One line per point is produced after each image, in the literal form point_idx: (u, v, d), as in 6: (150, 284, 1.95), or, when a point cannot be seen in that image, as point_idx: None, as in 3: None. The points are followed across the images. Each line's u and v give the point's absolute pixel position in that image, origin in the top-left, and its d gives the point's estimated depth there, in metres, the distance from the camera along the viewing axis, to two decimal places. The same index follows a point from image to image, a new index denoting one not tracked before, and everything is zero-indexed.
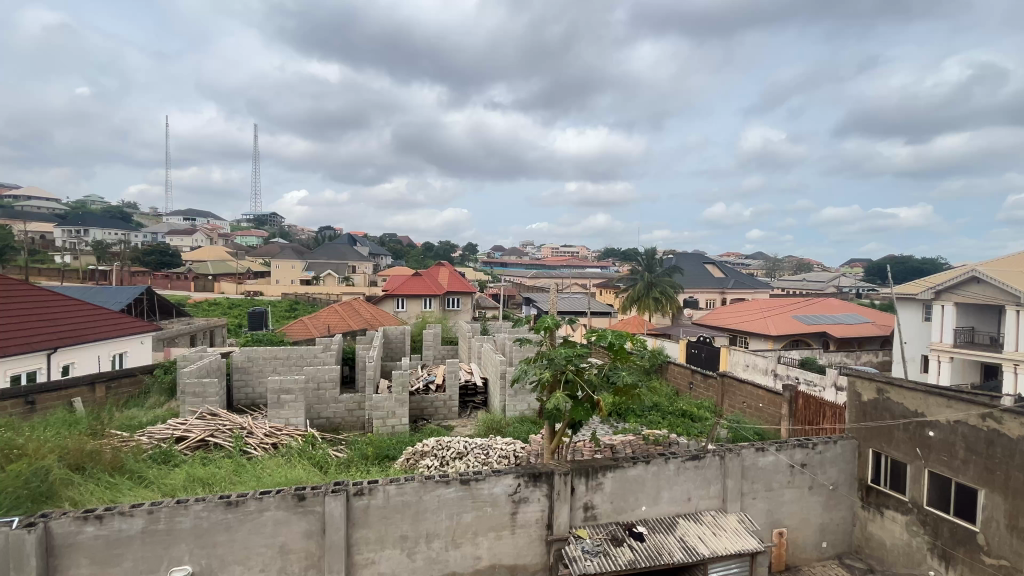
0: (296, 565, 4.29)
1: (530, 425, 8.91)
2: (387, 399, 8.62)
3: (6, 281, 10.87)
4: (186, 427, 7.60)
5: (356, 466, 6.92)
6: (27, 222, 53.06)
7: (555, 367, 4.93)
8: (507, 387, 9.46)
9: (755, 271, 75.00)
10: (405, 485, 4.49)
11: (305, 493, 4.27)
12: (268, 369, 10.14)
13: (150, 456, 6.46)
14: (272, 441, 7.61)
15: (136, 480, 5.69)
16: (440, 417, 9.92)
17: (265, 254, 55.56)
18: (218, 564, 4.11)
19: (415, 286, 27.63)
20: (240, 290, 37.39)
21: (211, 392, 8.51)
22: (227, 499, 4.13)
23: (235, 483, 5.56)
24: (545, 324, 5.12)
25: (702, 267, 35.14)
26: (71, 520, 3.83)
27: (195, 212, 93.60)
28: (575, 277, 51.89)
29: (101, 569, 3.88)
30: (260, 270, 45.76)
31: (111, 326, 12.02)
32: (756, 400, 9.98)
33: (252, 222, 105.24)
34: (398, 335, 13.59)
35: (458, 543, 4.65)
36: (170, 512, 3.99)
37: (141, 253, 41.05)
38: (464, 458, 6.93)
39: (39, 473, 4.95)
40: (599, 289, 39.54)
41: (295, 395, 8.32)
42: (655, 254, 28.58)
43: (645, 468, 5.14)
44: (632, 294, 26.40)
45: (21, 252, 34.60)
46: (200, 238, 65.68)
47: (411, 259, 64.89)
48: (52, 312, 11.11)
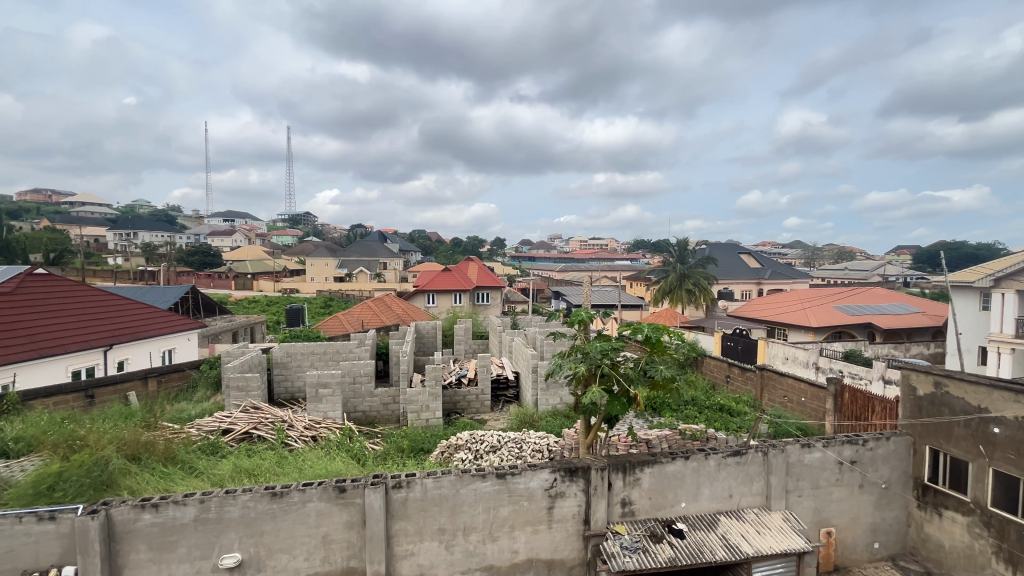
0: (338, 554, 4.40)
1: (563, 420, 8.88)
2: (421, 393, 8.74)
3: (67, 283, 11.58)
4: (232, 420, 7.89)
5: (392, 459, 7.06)
6: (84, 227, 56.73)
7: (590, 362, 4.85)
8: (539, 379, 9.43)
9: (794, 262, 72.32)
10: (442, 478, 4.53)
11: (346, 485, 4.37)
12: (306, 364, 10.44)
13: (199, 447, 6.76)
14: (312, 433, 7.82)
15: (187, 470, 5.97)
16: (473, 411, 9.99)
17: (300, 253, 57.39)
18: (266, 552, 4.26)
19: (445, 282, 28.01)
20: (277, 288, 38.70)
21: (253, 386, 8.83)
22: (272, 490, 4.26)
23: (279, 474, 5.74)
24: (579, 317, 5.03)
25: (737, 258, 34.11)
26: (130, 508, 4.02)
27: (233, 214, 97.58)
28: (605, 271, 51.30)
29: (158, 554, 4.07)
30: (295, 268, 47.29)
31: (161, 323, 12.65)
32: (799, 393, 9.62)
33: (288, 221, 109.07)
34: (430, 330, 13.74)
35: (495, 536, 4.67)
36: (219, 502, 4.14)
37: (185, 253, 43.11)
38: (498, 452, 6.99)
39: (101, 462, 5.26)
40: (629, 282, 38.96)
41: (331, 389, 8.52)
42: (687, 245, 27.94)
43: (684, 463, 5.02)
44: (664, 286, 25.88)
45: (79, 256, 37.03)
46: (240, 239, 68.63)
47: (441, 254, 65.74)
48: (108, 312, 11.79)
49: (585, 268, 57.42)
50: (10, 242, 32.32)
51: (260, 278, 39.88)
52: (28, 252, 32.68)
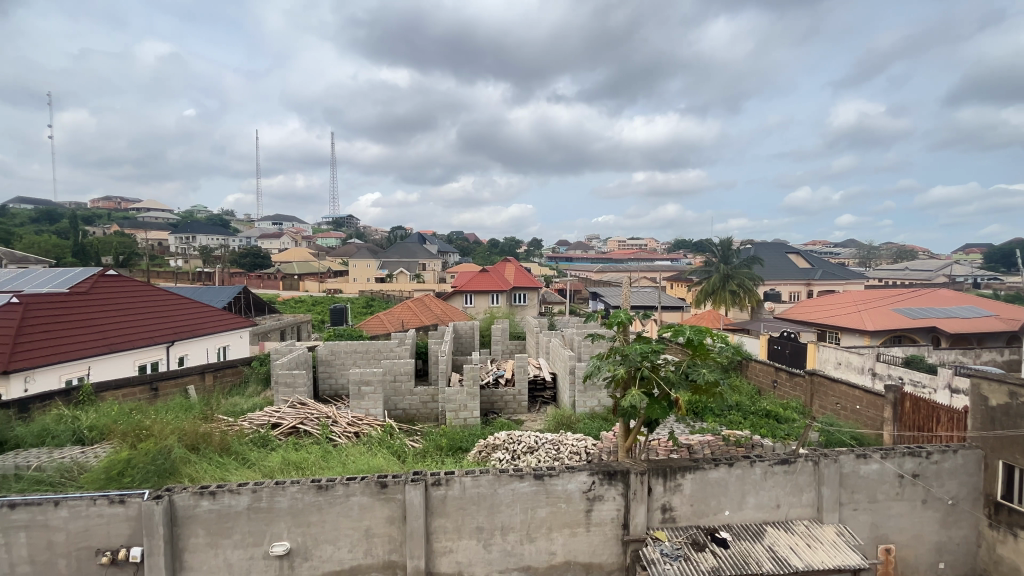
0: (380, 548, 4.52)
1: (601, 422, 8.76)
2: (460, 393, 8.85)
3: (135, 283, 12.47)
4: (280, 415, 8.25)
5: (431, 456, 7.20)
6: (149, 231, 60.94)
7: (630, 364, 4.76)
8: (577, 381, 9.36)
9: (848, 262, 68.50)
10: (480, 477, 4.57)
11: (387, 481, 4.48)
12: (349, 362, 10.78)
13: (251, 440, 7.12)
14: (354, 430, 8.08)
15: (240, 460, 6.30)
16: (510, 411, 10.03)
17: (344, 254, 59.41)
18: (312, 543, 4.43)
19: (482, 282, 28.30)
20: (322, 288, 40.22)
21: (300, 383, 9.22)
22: (318, 483, 4.43)
23: (323, 468, 5.97)
24: (618, 318, 4.95)
25: (786, 258, 32.65)
26: (190, 495, 4.28)
27: (282, 217, 102.26)
28: (644, 271, 50.29)
29: (215, 539, 4.31)
30: (339, 269, 49.03)
31: (216, 322, 13.38)
32: (853, 401, 9.10)
33: (332, 223, 113.18)
34: (468, 330, 13.90)
35: (532, 537, 4.67)
36: (270, 492, 4.35)
37: (238, 256, 45.53)
38: (535, 453, 7.01)
39: (164, 451, 5.63)
40: (669, 282, 38.04)
41: (373, 387, 8.78)
42: (731, 244, 27.02)
43: (727, 470, 4.86)
44: (706, 287, 25.07)
45: (144, 258, 39.82)
46: (287, 242, 71.79)
47: (479, 255, 66.43)
48: (170, 310, 12.58)
49: (623, 269, 56.43)
50: (84, 246, 35.10)
51: (307, 279, 41.57)
52: (100, 255, 35.44)
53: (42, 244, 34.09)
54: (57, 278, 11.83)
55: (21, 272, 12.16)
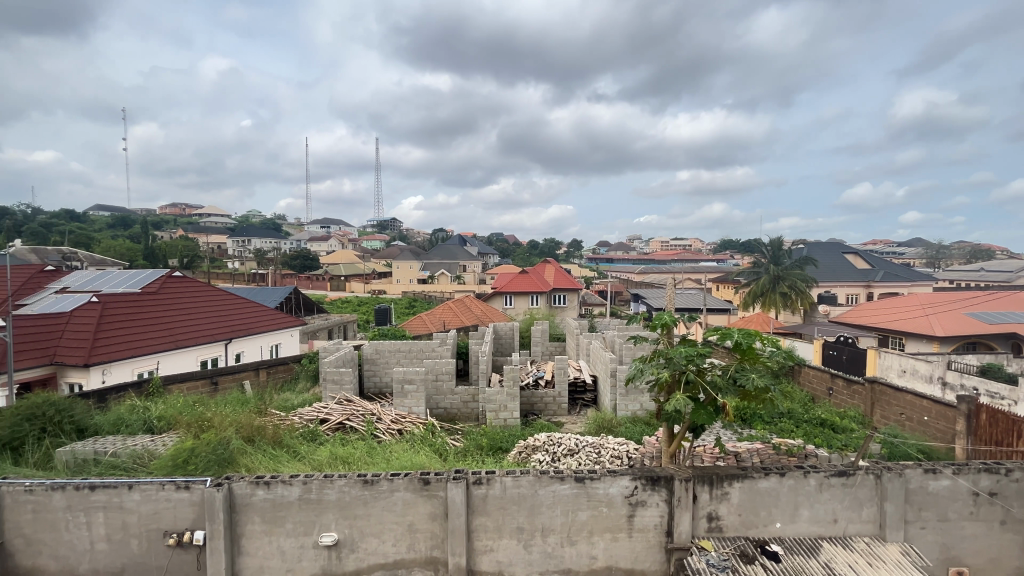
0: (423, 543, 4.61)
1: (643, 426, 8.56)
2: (500, 393, 8.91)
3: (198, 284, 13.32)
4: (329, 411, 8.59)
5: (472, 455, 7.28)
6: (210, 235, 65.00)
7: (674, 367, 4.61)
8: (618, 384, 9.22)
9: (914, 262, 63.95)
10: (521, 478, 4.58)
11: (430, 478, 4.57)
12: (392, 361, 11.06)
13: (302, 434, 7.44)
14: (398, 427, 8.30)
15: (291, 453, 6.61)
16: (550, 413, 9.99)
17: (387, 256, 61.18)
18: (358, 535, 4.58)
19: (522, 284, 28.39)
20: (367, 289, 41.56)
21: (347, 380, 9.59)
22: (364, 478, 4.57)
23: (368, 463, 6.16)
24: (662, 320, 4.82)
25: (843, 258, 30.87)
26: (247, 484, 4.52)
27: (330, 221, 106.54)
28: (688, 273, 48.90)
29: (270, 527, 4.54)
30: (383, 270, 50.52)
31: (269, 321, 14.07)
32: (920, 411, 8.48)
33: (377, 226, 116.78)
34: (508, 331, 13.95)
35: (573, 540, 4.63)
36: (319, 484, 4.53)
37: (289, 258, 47.75)
38: (575, 455, 6.98)
39: (223, 441, 5.99)
40: (715, 283, 36.80)
41: (416, 385, 8.98)
42: (782, 244, 25.82)
43: (779, 480, 4.64)
44: (755, 289, 24.07)
45: (205, 260, 42.50)
46: (335, 244, 74.67)
47: (519, 257, 66.72)
48: (227, 309, 13.34)
49: (666, 270, 55.04)
50: (153, 249, 37.87)
51: (353, 280, 43.11)
52: (167, 257, 38.13)
53: (116, 248, 37.04)
54: (130, 279, 12.81)
55: (99, 273, 13.26)
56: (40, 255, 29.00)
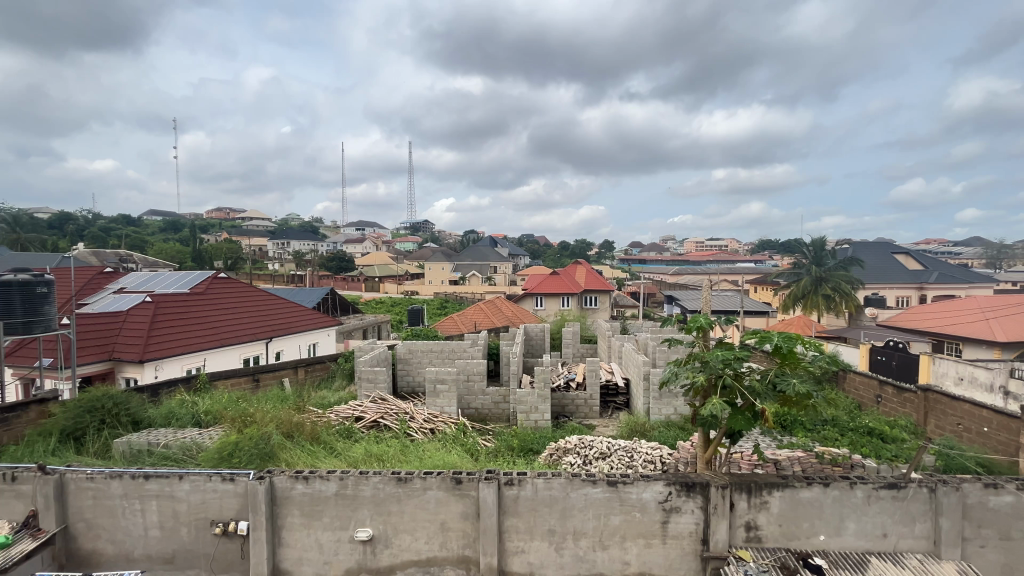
0: (455, 542, 4.66)
1: (678, 431, 8.38)
2: (530, 394, 8.90)
3: (242, 285, 13.91)
4: (364, 409, 8.80)
5: (503, 456, 7.32)
6: (252, 238, 67.80)
7: (710, 372, 4.49)
8: (651, 388, 9.06)
9: (972, 263, 60.13)
10: (552, 480, 4.57)
11: (462, 477, 4.62)
12: (425, 361, 11.24)
13: (338, 431, 7.65)
14: (430, 426, 8.42)
15: (328, 449, 6.81)
16: (582, 416, 9.92)
17: (420, 258, 62.19)
18: (392, 531, 4.67)
19: (553, 285, 28.31)
20: (400, 290, 42.39)
21: (381, 379, 9.81)
22: (398, 475, 4.66)
23: (402, 461, 6.27)
24: (697, 323, 4.71)
25: (892, 258, 29.31)
26: (287, 479, 4.68)
27: (364, 223, 109.24)
28: (724, 274, 47.54)
29: (308, 520, 4.69)
30: (416, 272, 51.35)
31: (308, 320, 14.53)
32: (979, 422, 7.96)
33: (410, 228, 118.87)
34: (539, 332, 13.93)
35: (605, 545, 4.58)
36: (355, 480, 4.65)
37: (326, 259, 49.26)
38: (608, 459, 6.90)
39: (265, 436, 6.23)
40: (753, 285, 35.64)
41: (448, 386, 9.09)
42: (826, 244, 24.75)
43: (822, 491, 4.45)
44: (796, 291, 23.17)
45: (248, 262, 44.37)
46: (369, 246, 76.49)
47: (549, 258, 66.50)
48: (269, 309, 13.86)
49: (702, 271, 54.00)
50: (200, 251, 39.82)
51: (386, 281, 44.09)
52: (213, 260, 40.02)
53: (167, 250, 39.13)
54: (180, 280, 13.51)
55: (152, 275, 14.05)
56: (99, 258, 30.96)
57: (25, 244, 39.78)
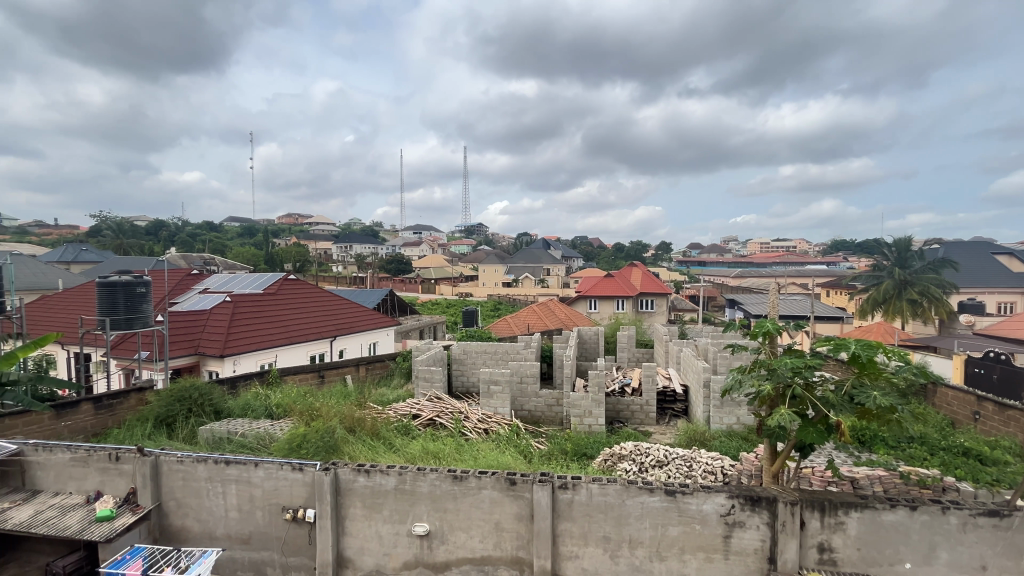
0: (508, 543, 4.69)
1: (741, 442, 7.97)
2: (584, 398, 8.80)
3: (310, 286, 14.78)
4: (420, 407, 9.06)
5: (557, 459, 7.28)
6: (318, 242, 71.93)
7: (779, 380, 4.23)
8: (712, 396, 8.68)
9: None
10: (607, 486, 4.49)
11: (516, 478, 4.64)
12: (479, 362, 11.40)
13: (396, 427, 7.94)
14: (485, 426, 8.54)
15: (387, 444, 7.08)
16: (637, 422, 9.69)
17: (474, 260, 63.27)
18: (448, 528, 4.77)
19: (607, 287, 27.84)
20: (455, 292, 43.33)
21: (437, 378, 10.08)
22: (454, 473, 4.75)
23: (457, 459, 6.41)
24: (763, 328, 4.46)
25: (992, 259, 26.33)
26: (350, 471, 4.91)
27: (421, 227, 112.87)
28: (792, 277, 44.70)
29: (369, 512, 4.89)
30: (470, 274, 52.29)
31: (369, 320, 15.18)
32: None
33: (465, 231, 121.24)
34: (593, 335, 13.75)
35: (662, 556, 4.44)
36: (413, 476, 4.79)
37: (386, 262, 51.29)
38: (665, 468, 6.70)
39: (329, 430, 6.58)
40: (826, 289, 33.24)
41: (501, 386, 9.17)
42: (911, 245, 22.62)
43: (908, 514, 4.08)
44: (876, 295, 21.37)
45: (314, 265, 47.10)
46: (425, 249, 78.80)
47: (603, 261, 65.52)
48: (333, 310, 14.62)
49: (766, 271, 55.29)
50: (273, 255, 42.78)
51: (442, 283, 45.23)
52: (283, 262, 42.87)
53: (244, 253, 42.33)
54: (256, 282, 14.58)
55: (232, 276, 15.26)
56: (187, 261, 34.06)
57: (127, 248, 44.53)
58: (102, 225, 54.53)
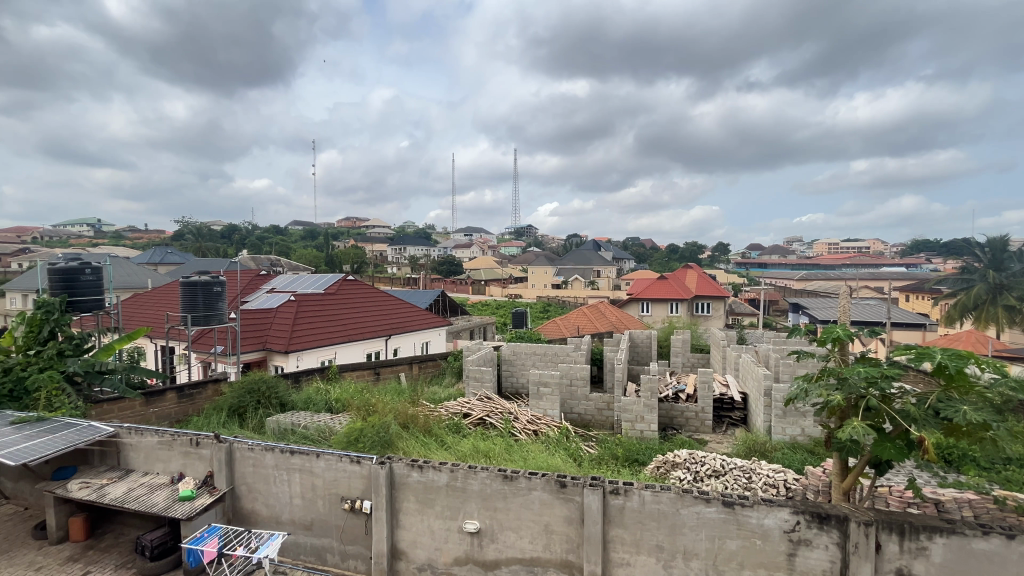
0: (558, 545, 4.67)
1: (806, 455, 7.50)
2: (636, 403, 8.60)
3: (367, 286, 15.40)
4: (471, 406, 9.19)
5: (607, 464, 7.17)
6: (374, 244, 74.86)
7: (850, 391, 3.93)
8: (774, 405, 8.23)
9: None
10: (661, 493, 4.36)
11: (567, 481, 4.61)
12: (529, 363, 11.44)
13: (448, 425, 8.11)
14: (534, 428, 8.54)
15: (439, 442, 7.24)
16: (692, 429, 9.35)
17: (523, 262, 63.48)
18: (498, 527, 4.81)
19: (660, 290, 27.07)
20: (504, 293, 43.69)
21: (487, 378, 10.21)
22: (504, 473, 4.78)
23: (508, 459, 6.45)
24: (833, 334, 4.16)
25: None
26: (404, 466, 5.07)
27: (472, 228, 114.74)
28: (865, 280, 41.54)
29: (422, 506, 5.03)
30: (519, 276, 52.54)
31: (421, 320, 15.60)
32: None
33: (515, 233, 122.05)
34: (645, 339, 13.42)
35: (719, 570, 4.26)
36: (464, 474, 4.87)
37: (438, 263, 52.53)
38: (721, 478, 6.42)
39: (385, 426, 6.82)
40: (905, 293, 30.58)
41: (551, 388, 9.13)
42: (1009, 245, 20.34)
43: (1003, 543, 3.68)
44: (965, 300, 19.41)
45: (370, 266, 49.07)
46: (476, 250, 79.98)
47: (656, 263, 63.74)
48: (388, 309, 15.16)
49: (836, 271, 56.05)
50: (333, 256, 45.03)
51: (492, 285, 45.69)
52: (342, 263, 45.01)
53: (306, 256, 44.81)
54: (318, 282, 15.37)
55: (297, 276, 16.18)
56: (256, 262, 36.51)
57: (206, 251, 48.34)
58: (185, 229, 59.59)
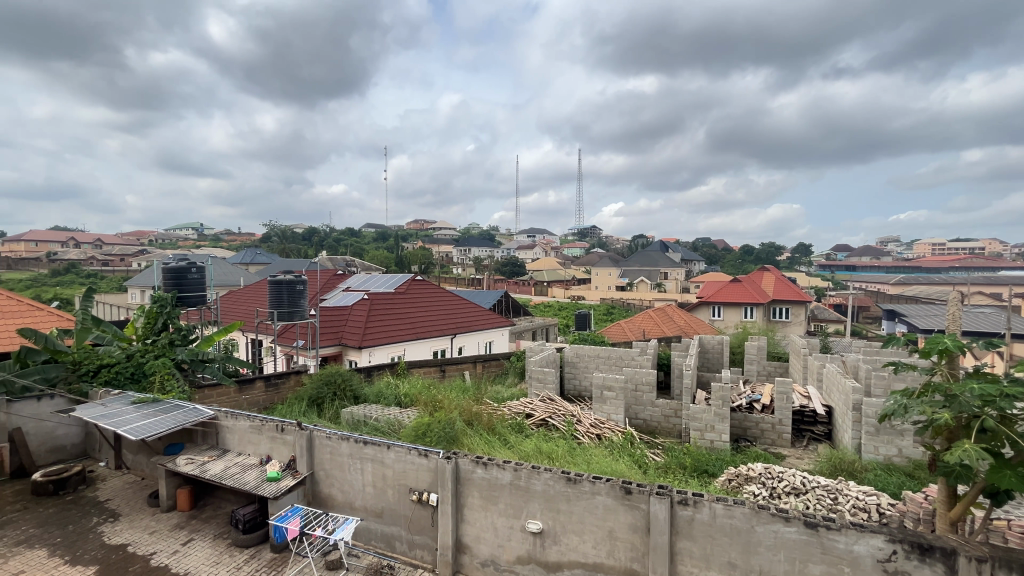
0: (622, 552, 4.57)
1: (902, 478, 6.77)
2: (706, 412, 8.21)
3: (433, 286, 15.92)
4: (534, 407, 9.22)
5: (674, 473, 6.91)
6: (440, 245, 77.33)
7: (960, 410, 3.49)
8: (865, 421, 7.52)
9: None
10: (734, 508, 4.13)
11: (632, 488, 4.50)
12: (592, 365, 11.27)
13: (511, 424, 8.20)
14: (597, 432, 8.40)
15: (503, 440, 7.34)
16: (768, 442, 8.77)
17: (587, 263, 62.71)
18: (560, 529, 4.80)
19: (733, 293, 25.65)
20: (567, 295, 43.40)
21: (549, 379, 10.19)
22: (567, 475, 4.76)
23: (570, 462, 6.40)
24: (938, 344, 3.73)
25: None
26: (469, 462, 5.18)
27: (536, 229, 115.08)
28: (977, 285, 36.73)
29: (486, 502, 5.12)
30: (583, 277, 52.01)
31: (485, 320, 15.88)
32: None
33: (578, 234, 120.81)
34: (716, 345, 12.78)
35: None
36: (528, 473, 4.90)
37: (501, 264, 53.21)
38: (801, 496, 5.97)
39: (451, 422, 7.02)
40: None
41: (615, 393, 8.94)
42: None
43: None
44: None
45: (436, 267, 50.75)
46: (539, 251, 80.26)
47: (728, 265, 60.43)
48: (453, 309, 15.60)
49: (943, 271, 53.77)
50: (403, 258, 47.07)
51: (554, 286, 45.53)
52: (411, 264, 46.95)
53: (379, 257, 47.19)
54: (388, 282, 16.10)
55: (370, 276, 17.06)
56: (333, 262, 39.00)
57: (289, 252, 52.30)
58: (272, 232, 64.91)
